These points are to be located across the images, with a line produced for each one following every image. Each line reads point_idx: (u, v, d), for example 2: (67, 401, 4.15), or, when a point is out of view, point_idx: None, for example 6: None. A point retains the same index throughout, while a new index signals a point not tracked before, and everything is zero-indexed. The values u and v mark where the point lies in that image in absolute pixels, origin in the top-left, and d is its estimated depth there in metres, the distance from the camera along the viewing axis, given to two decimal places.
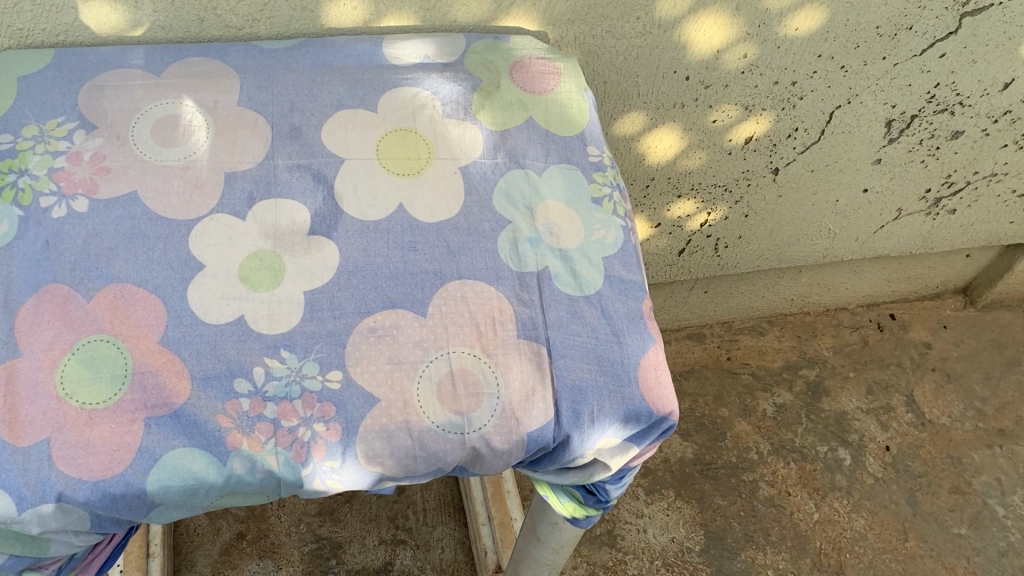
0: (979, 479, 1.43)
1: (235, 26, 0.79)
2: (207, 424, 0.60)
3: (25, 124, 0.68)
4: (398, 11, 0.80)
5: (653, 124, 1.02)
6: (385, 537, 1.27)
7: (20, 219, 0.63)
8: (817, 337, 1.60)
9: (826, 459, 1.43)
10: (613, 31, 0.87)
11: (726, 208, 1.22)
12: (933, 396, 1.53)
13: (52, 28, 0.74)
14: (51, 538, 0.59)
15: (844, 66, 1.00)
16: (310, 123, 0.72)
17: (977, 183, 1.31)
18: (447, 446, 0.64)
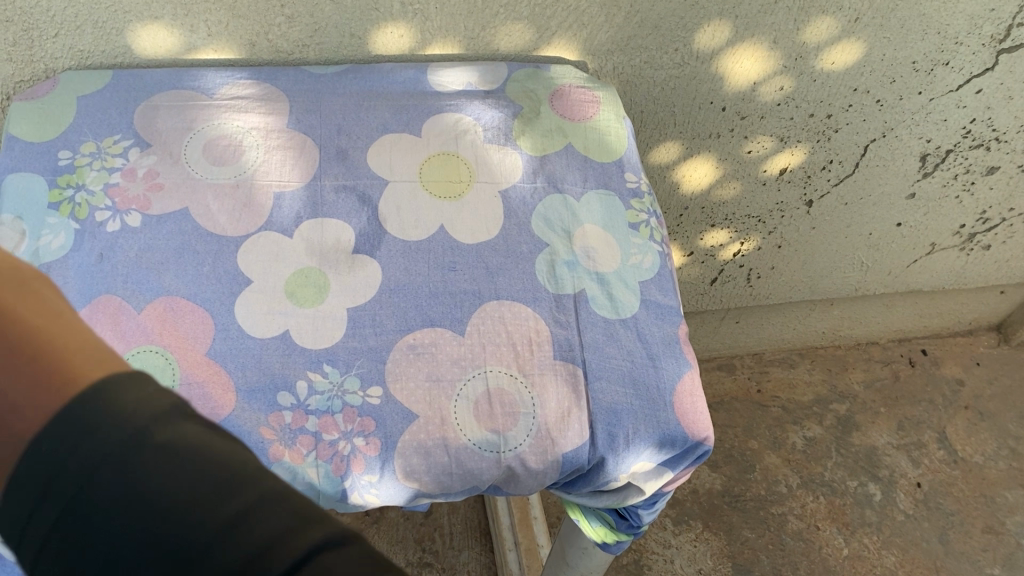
0: (1012, 519, 1.40)
1: (285, 51, 0.81)
2: (250, 436, 0.61)
3: (84, 141, 0.71)
4: (443, 39, 0.82)
5: (689, 153, 1.03)
6: (412, 559, 1.26)
7: (77, 232, 0.66)
8: (848, 370, 1.58)
9: (857, 494, 1.42)
10: (651, 61, 0.89)
11: (759, 238, 1.23)
12: (966, 434, 1.51)
13: (111, 50, 0.78)
14: None
15: (879, 100, 1.01)
16: (357, 145, 0.75)
17: (1012, 220, 1.30)
18: (483, 465, 0.64)
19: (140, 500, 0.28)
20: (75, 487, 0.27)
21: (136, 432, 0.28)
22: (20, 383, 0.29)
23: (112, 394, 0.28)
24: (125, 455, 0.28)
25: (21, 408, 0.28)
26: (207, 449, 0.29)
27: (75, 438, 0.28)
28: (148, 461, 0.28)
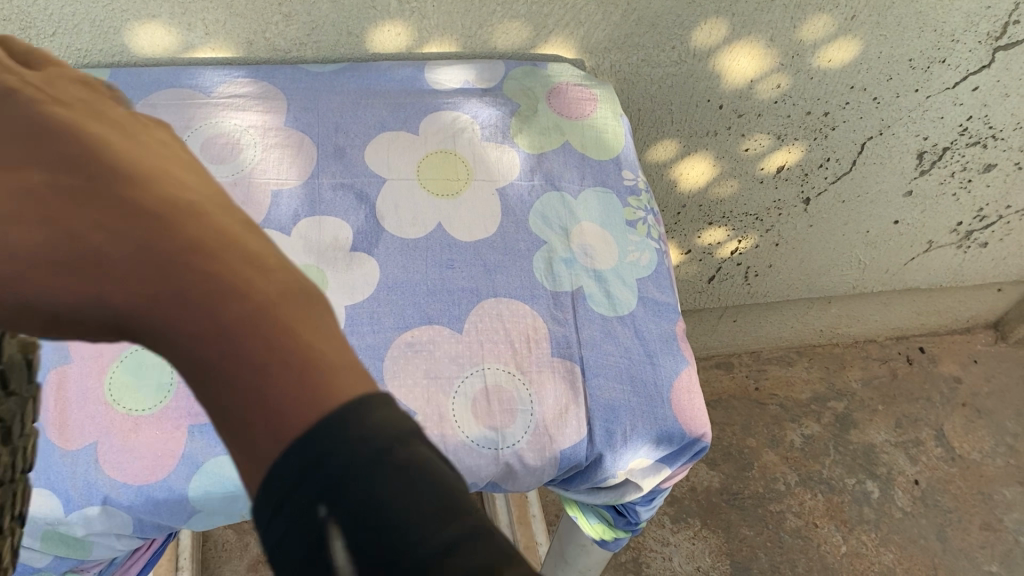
0: (1010, 516, 1.41)
1: (282, 49, 0.81)
2: None
3: None
4: (441, 37, 0.83)
5: (686, 151, 1.03)
6: None
7: None
8: (845, 368, 1.58)
9: (855, 491, 1.42)
10: (648, 59, 0.89)
11: (757, 236, 1.23)
12: (963, 432, 1.51)
13: (108, 49, 0.78)
14: (94, 541, 0.62)
15: (876, 98, 1.01)
16: (354, 144, 0.75)
17: (1008, 218, 1.30)
18: (481, 461, 0.63)
19: (371, 515, 0.25)
20: (322, 484, 0.25)
21: (380, 444, 0.26)
22: (280, 391, 0.26)
23: (351, 416, 0.25)
24: (366, 469, 0.25)
25: (275, 416, 0.26)
26: (434, 471, 0.26)
27: (308, 451, 0.25)
28: (393, 478, 0.25)
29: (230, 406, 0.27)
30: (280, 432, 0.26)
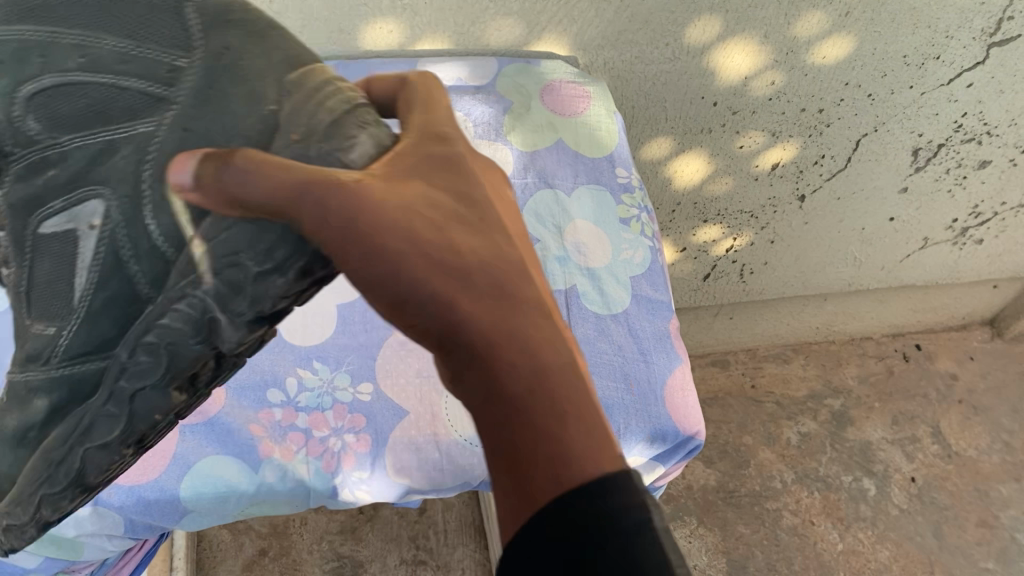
0: (1007, 513, 1.41)
1: None
2: (240, 432, 0.63)
3: None
4: (433, 35, 0.83)
5: (681, 148, 1.03)
6: (406, 557, 1.17)
7: None
8: (841, 365, 1.58)
9: (851, 489, 1.42)
10: (642, 56, 0.89)
11: (752, 233, 1.23)
12: (960, 428, 1.50)
13: None
14: (85, 542, 0.62)
15: (870, 94, 1.01)
16: None
17: (1004, 214, 1.30)
18: (474, 460, 0.64)
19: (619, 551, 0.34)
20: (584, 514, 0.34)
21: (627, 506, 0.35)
22: (567, 436, 0.36)
23: (617, 487, 0.35)
24: (619, 519, 0.34)
25: (561, 455, 0.35)
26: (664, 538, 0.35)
27: (585, 488, 0.35)
28: (638, 534, 0.34)
29: (528, 423, 0.36)
30: (564, 470, 0.35)
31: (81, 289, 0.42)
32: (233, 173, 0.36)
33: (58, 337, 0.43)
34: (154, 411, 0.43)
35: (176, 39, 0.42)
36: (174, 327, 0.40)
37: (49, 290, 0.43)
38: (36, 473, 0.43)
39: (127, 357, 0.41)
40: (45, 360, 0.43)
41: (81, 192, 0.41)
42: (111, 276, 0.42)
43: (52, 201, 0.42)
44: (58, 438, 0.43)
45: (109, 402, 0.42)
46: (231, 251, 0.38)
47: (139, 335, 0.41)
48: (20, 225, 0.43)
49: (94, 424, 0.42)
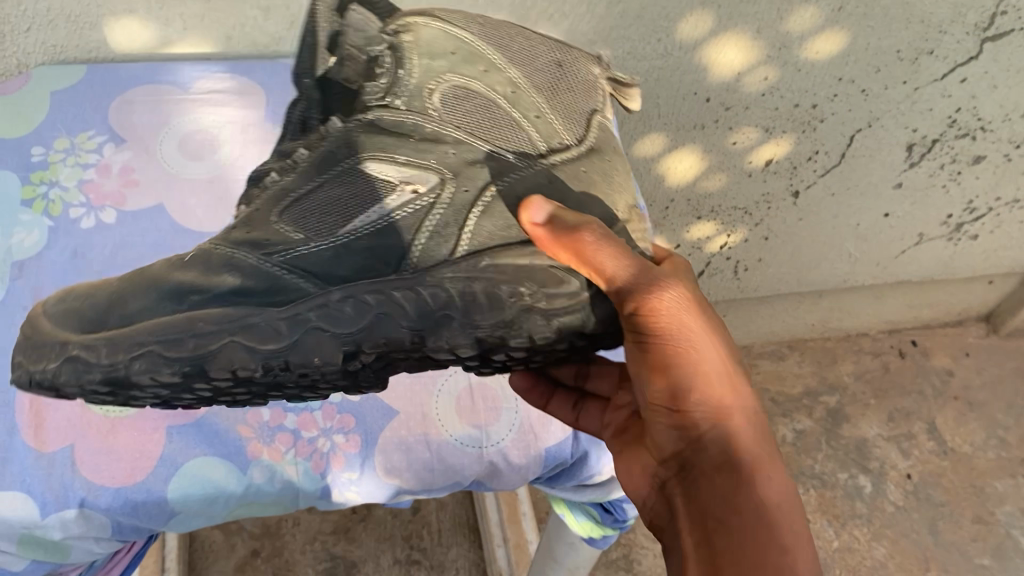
0: (1002, 509, 1.41)
1: (262, 44, 0.82)
2: (228, 433, 0.63)
3: (57, 136, 0.75)
4: None
5: (674, 144, 1.02)
6: (399, 556, 1.17)
7: (51, 229, 0.70)
8: (837, 362, 1.57)
9: (847, 486, 1.42)
10: (634, 52, 0.89)
11: (746, 230, 1.22)
12: (955, 425, 1.50)
13: (84, 44, 0.79)
14: (73, 545, 0.61)
15: (864, 90, 1.00)
16: None
17: (998, 210, 1.29)
18: (465, 459, 0.65)
19: None
20: None
21: None
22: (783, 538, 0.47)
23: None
24: None
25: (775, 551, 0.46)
26: None
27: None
28: None
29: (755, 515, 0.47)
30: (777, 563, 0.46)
31: (357, 230, 0.49)
32: (610, 244, 0.46)
33: (300, 248, 0.49)
34: (279, 366, 0.46)
35: (577, 132, 0.52)
36: (407, 304, 0.46)
37: (319, 212, 0.50)
38: (171, 330, 0.46)
39: (330, 304, 0.47)
40: (271, 251, 0.49)
41: (430, 163, 0.49)
42: (399, 238, 0.49)
43: (388, 151, 0.49)
44: (218, 317, 0.46)
45: (278, 326, 0.46)
46: (533, 274, 0.47)
47: (349, 294, 0.47)
48: (345, 151, 0.50)
49: (255, 326, 0.46)
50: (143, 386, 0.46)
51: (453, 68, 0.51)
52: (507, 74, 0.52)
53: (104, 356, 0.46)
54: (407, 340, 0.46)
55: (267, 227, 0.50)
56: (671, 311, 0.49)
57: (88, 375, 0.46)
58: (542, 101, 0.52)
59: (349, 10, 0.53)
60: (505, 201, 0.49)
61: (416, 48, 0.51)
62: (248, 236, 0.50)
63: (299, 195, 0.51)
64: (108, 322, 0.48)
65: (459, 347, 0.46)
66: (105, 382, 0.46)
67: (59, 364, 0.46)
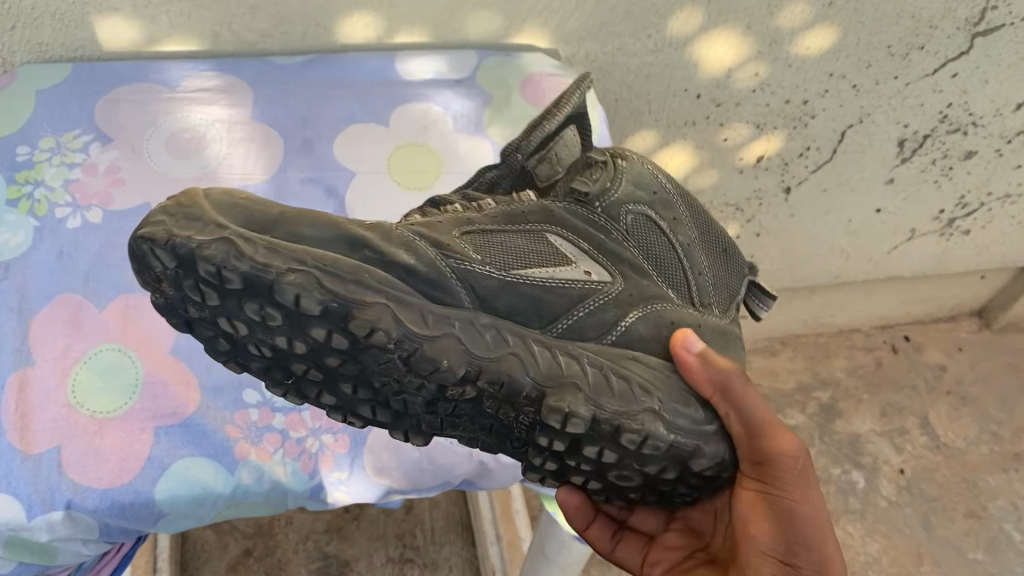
0: (995, 504, 1.41)
1: (250, 41, 0.82)
2: (216, 434, 0.64)
3: (43, 136, 0.75)
4: (411, 27, 0.83)
5: (664, 141, 1.02)
6: (393, 555, 1.17)
7: (36, 229, 0.70)
8: (830, 358, 1.56)
9: (840, 481, 1.42)
10: (624, 48, 0.89)
11: (737, 226, 1.22)
12: (948, 419, 1.50)
13: (70, 43, 0.78)
14: (59, 547, 0.61)
15: (855, 85, 1.00)
16: (323, 136, 0.79)
17: (990, 205, 1.29)
18: (453, 459, 0.69)
19: None
20: None
21: None
22: None
23: None
24: None
25: None
26: None
27: None
28: None
29: None
30: None
31: (528, 276, 0.50)
32: (745, 394, 0.52)
33: (475, 266, 0.49)
34: (402, 354, 0.44)
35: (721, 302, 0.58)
36: (543, 360, 0.47)
37: (504, 248, 0.51)
38: (335, 268, 0.43)
39: (474, 324, 0.46)
40: (450, 255, 0.48)
41: (602, 256, 0.53)
42: (558, 301, 0.51)
43: (572, 231, 0.53)
44: (383, 280, 0.44)
45: (426, 316, 0.45)
46: (666, 387, 0.50)
47: (493, 325, 0.47)
48: (536, 216, 0.53)
49: (410, 305, 0.44)
50: (265, 306, 0.42)
51: (651, 204, 0.55)
52: (688, 230, 0.56)
53: (258, 254, 0.42)
54: (527, 389, 0.46)
55: (446, 235, 0.50)
56: (793, 466, 0.53)
57: (230, 262, 0.41)
58: (703, 260, 0.57)
59: (568, 129, 0.56)
60: (659, 317, 0.53)
61: (629, 172, 0.54)
62: (430, 233, 0.49)
63: (484, 227, 0.51)
64: (275, 233, 0.46)
65: (574, 414, 0.46)
66: (242, 278, 0.41)
67: (212, 241, 0.42)
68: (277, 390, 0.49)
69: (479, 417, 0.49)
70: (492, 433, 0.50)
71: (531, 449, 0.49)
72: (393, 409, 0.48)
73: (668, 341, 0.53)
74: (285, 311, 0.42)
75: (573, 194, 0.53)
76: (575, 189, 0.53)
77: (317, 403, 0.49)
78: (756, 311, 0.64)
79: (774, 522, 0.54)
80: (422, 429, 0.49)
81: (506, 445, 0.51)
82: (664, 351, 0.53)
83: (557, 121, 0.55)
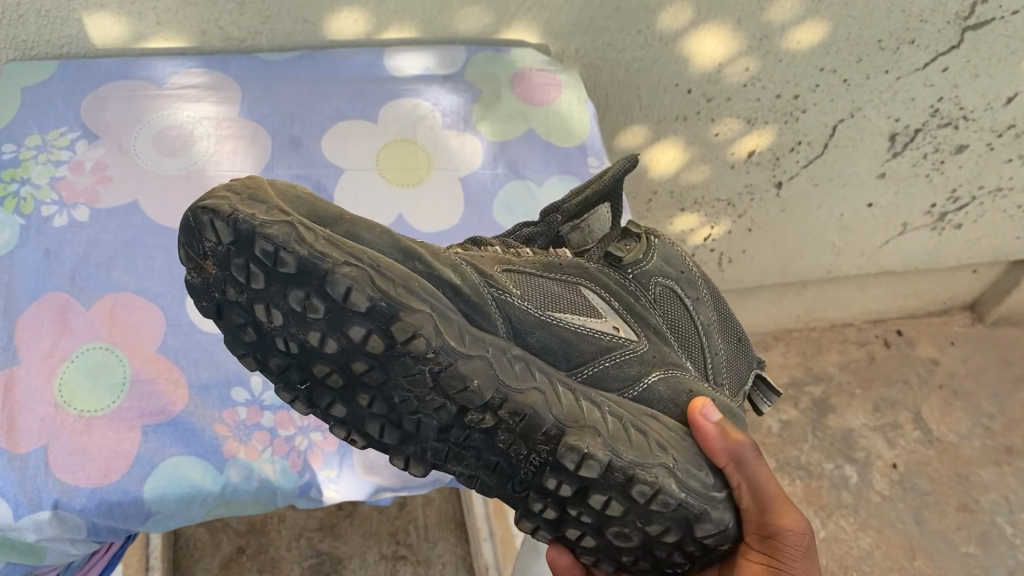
0: (987, 497, 1.42)
1: (238, 38, 0.82)
2: (204, 432, 0.64)
3: (28, 134, 0.74)
4: (400, 23, 0.83)
5: (655, 137, 1.02)
6: (386, 552, 1.17)
7: (22, 227, 0.70)
8: (823, 353, 1.56)
9: (833, 476, 1.42)
10: (614, 44, 0.89)
11: (729, 222, 1.22)
12: (940, 414, 1.51)
13: (56, 40, 0.78)
14: (47, 547, 0.61)
15: (846, 79, 1.00)
16: (310, 133, 0.79)
17: (982, 199, 1.29)
18: None
19: None
20: None
21: None
22: None
23: None
24: None
25: None
26: None
27: None
28: None
29: None
30: None
31: (562, 319, 0.51)
32: (756, 468, 0.52)
33: (515, 299, 0.49)
34: (433, 368, 0.42)
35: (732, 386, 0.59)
36: (565, 401, 0.47)
37: (541, 290, 0.51)
38: (388, 271, 0.42)
39: (506, 353, 0.46)
40: (493, 282, 0.48)
41: (629, 316, 0.55)
42: (587, 349, 0.52)
43: (604, 289, 0.54)
44: (429, 291, 0.43)
45: (464, 335, 0.44)
46: (678, 447, 0.50)
47: (522, 357, 0.47)
48: (572, 269, 0.54)
49: (452, 321, 0.43)
50: (310, 296, 0.40)
51: (677, 282, 0.57)
52: (708, 311, 0.58)
53: (316, 243, 0.40)
54: (547, 427, 0.45)
55: (489, 268, 0.49)
56: (799, 543, 0.52)
57: (289, 245, 0.39)
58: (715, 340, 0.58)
59: (605, 205, 0.58)
60: (679, 383, 0.54)
61: (661, 249, 0.57)
62: (473, 261, 0.49)
63: (523, 269, 0.51)
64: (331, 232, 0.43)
65: (592, 456, 0.45)
66: (295, 265, 0.39)
67: (276, 222, 0.39)
68: (284, 393, 0.48)
69: (486, 453, 0.49)
70: (496, 472, 0.50)
71: (535, 492, 0.48)
72: (402, 430, 0.48)
73: (685, 406, 0.54)
74: (329, 305, 0.41)
75: (608, 259, 0.56)
76: (610, 254, 0.56)
77: (328, 413, 0.48)
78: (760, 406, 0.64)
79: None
80: (424, 458, 0.49)
81: (506, 488, 0.50)
82: (681, 415, 0.54)
83: (591, 190, 0.57)
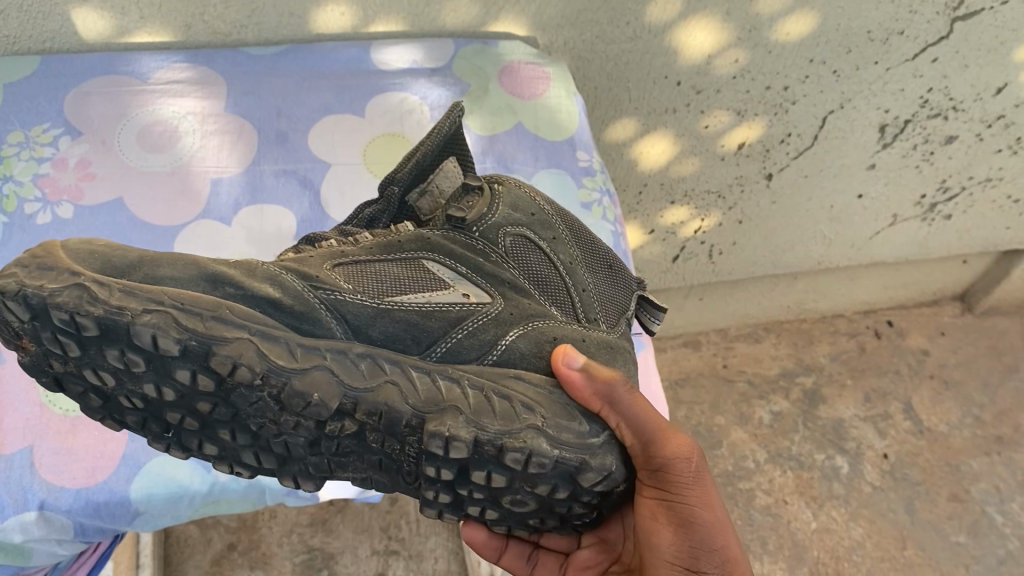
0: (977, 487, 1.42)
1: (223, 32, 0.81)
2: None
3: (12, 131, 0.74)
4: (386, 16, 0.82)
5: (645, 128, 1.01)
6: (377, 547, 1.16)
7: (6, 226, 0.69)
8: (814, 344, 1.57)
9: (824, 467, 1.42)
10: (603, 36, 0.89)
11: (719, 214, 1.22)
12: (931, 404, 1.51)
13: (39, 34, 0.77)
14: (33, 547, 0.60)
15: (835, 70, 0.99)
16: (297, 128, 0.78)
17: (972, 189, 1.29)
18: None
19: None
20: None
21: None
22: None
23: None
24: None
25: None
26: None
27: None
28: None
29: None
30: None
31: (402, 302, 0.50)
32: (631, 404, 0.51)
33: (347, 295, 0.49)
34: (271, 392, 0.43)
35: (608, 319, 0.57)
36: (422, 388, 0.47)
37: (378, 277, 0.51)
38: (193, 307, 0.43)
39: (348, 355, 0.46)
40: (320, 287, 0.48)
41: (482, 279, 0.53)
42: (435, 324, 0.50)
43: (450, 256, 0.52)
44: (244, 314, 0.44)
45: (294, 350, 0.45)
46: (547, 403, 0.49)
47: (368, 354, 0.47)
48: (414, 244, 0.52)
49: (276, 340, 0.44)
50: (125, 351, 0.41)
51: (529, 226, 0.55)
52: (567, 248, 0.56)
53: (112, 298, 0.41)
54: (408, 419, 0.45)
55: (317, 269, 0.49)
56: (687, 469, 0.53)
57: (83, 308, 0.40)
58: (580, 272, 0.56)
59: (449, 160, 0.55)
60: (540, 335, 0.52)
61: (505, 197, 0.55)
62: (300, 265, 0.49)
63: (358, 258, 0.51)
64: (131, 279, 0.44)
65: (456, 438, 0.44)
66: (97, 326, 0.41)
67: (65, 289, 0.41)
68: (158, 445, 0.48)
69: (368, 454, 0.48)
70: (384, 470, 0.50)
71: (424, 481, 0.48)
72: (276, 454, 0.48)
73: (550, 357, 0.52)
74: (147, 354, 0.42)
75: (451, 221, 0.53)
76: (452, 216, 0.53)
77: (201, 454, 0.49)
78: (648, 325, 0.64)
79: (675, 532, 0.54)
80: (311, 474, 0.50)
81: (400, 481, 0.50)
82: (547, 369, 0.52)
83: (427, 150, 0.55)
